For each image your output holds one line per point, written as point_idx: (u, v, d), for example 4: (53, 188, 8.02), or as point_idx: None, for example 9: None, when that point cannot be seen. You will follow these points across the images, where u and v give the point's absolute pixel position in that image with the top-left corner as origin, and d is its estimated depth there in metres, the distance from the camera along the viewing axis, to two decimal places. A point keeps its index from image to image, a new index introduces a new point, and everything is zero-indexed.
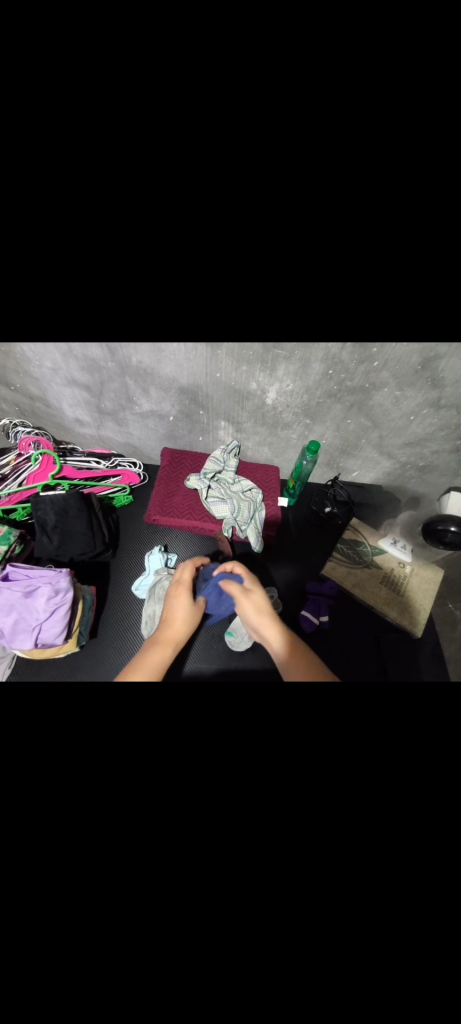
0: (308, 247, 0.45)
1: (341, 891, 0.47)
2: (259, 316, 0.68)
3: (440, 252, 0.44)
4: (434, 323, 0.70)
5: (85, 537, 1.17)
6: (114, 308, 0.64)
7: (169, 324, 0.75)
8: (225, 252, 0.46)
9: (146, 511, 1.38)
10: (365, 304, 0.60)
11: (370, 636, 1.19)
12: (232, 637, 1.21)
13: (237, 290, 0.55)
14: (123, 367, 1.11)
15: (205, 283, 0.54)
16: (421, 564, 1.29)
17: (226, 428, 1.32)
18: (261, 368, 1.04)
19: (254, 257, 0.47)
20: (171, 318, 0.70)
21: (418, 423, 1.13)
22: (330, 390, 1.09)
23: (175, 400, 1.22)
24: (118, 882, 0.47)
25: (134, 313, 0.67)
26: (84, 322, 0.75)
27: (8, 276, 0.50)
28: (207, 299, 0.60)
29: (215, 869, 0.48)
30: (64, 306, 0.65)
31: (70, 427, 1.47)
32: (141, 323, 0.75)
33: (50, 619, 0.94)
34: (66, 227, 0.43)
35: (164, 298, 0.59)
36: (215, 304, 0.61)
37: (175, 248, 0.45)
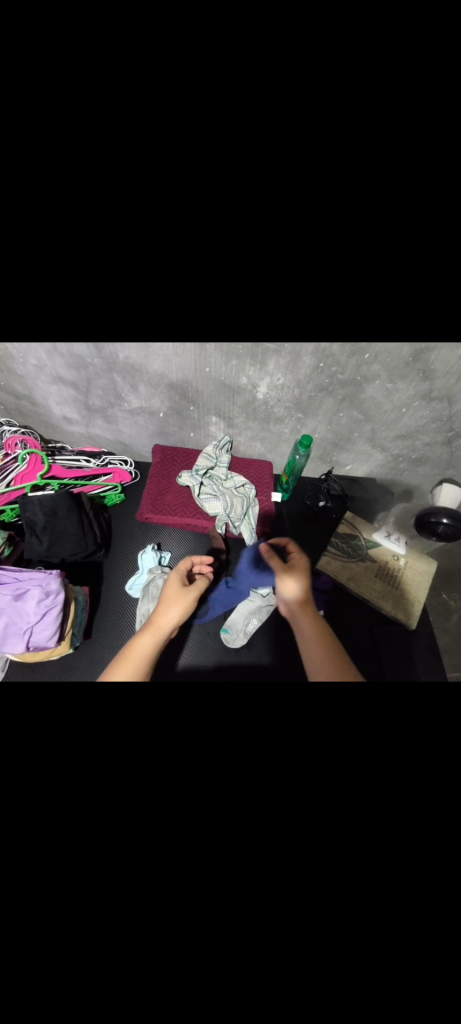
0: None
1: (339, 882, 0.47)
2: (246, 309, 0.67)
3: None
4: (423, 313, 0.70)
5: (76, 536, 1.17)
6: (97, 303, 0.62)
7: (155, 319, 0.73)
8: (210, 238, 0.48)
9: (139, 508, 1.37)
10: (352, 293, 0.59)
11: (365, 631, 1.20)
12: (228, 634, 1.21)
13: (220, 268, 0.54)
14: (110, 364, 1.09)
15: None
16: (415, 559, 1.29)
17: (217, 423, 1.31)
18: (251, 362, 1.02)
19: None
20: (156, 313, 0.69)
21: (410, 415, 1.12)
22: (322, 384, 1.08)
23: (165, 396, 1.20)
24: (117, 881, 0.47)
25: (118, 308, 0.66)
26: (68, 319, 0.74)
27: None
28: (192, 292, 0.59)
29: (212, 867, 0.48)
30: (45, 302, 0.64)
31: (58, 426, 1.45)
32: (125, 319, 0.73)
33: (42, 620, 0.93)
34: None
35: (148, 292, 0.58)
36: (201, 298, 0.60)
37: None
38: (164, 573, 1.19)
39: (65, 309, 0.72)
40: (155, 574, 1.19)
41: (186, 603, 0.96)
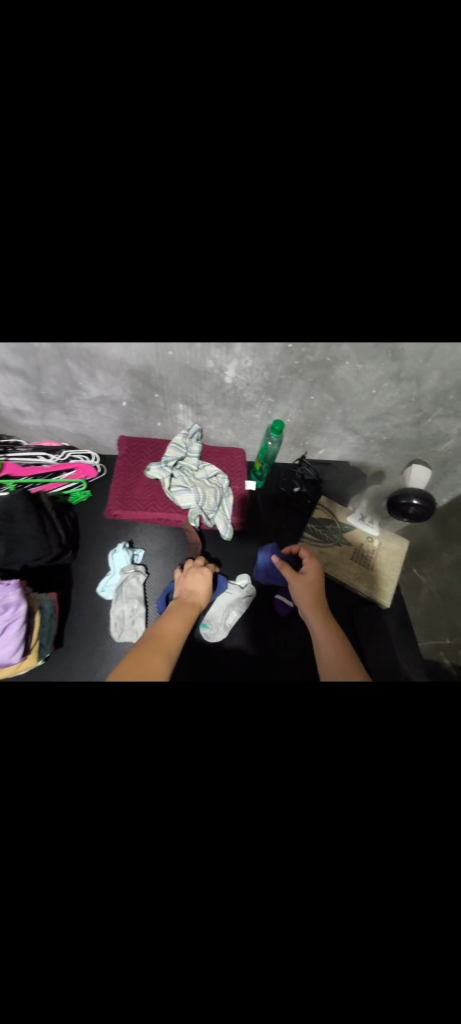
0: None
1: (326, 862, 0.49)
2: (205, 285, 0.63)
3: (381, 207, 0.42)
4: (389, 292, 0.69)
5: (39, 542, 1.11)
6: (43, 279, 0.56)
7: (111, 298, 0.67)
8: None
9: (107, 505, 1.31)
10: (316, 269, 0.57)
11: (345, 612, 1.22)
12: (208, 630, 1.18)
13: (175, 247, 0.51)
14: (62, 349, 1.00)
15: (140, 245, 0.48)
16: (388, 539, 1.32)
17: (185, 411, 1.26)
18: (217, 345, 0.98)
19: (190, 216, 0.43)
20: (113, 289, 0.64)
21: (380, 397, 1.13)
22: (291, 367, 1.05)
23: (127, 384, 1.13)
24: (103, 888, 0.46)
25: (61, 288, 0.59)
26: (13, 297, 0.67)
27: None
28: (147, 267, 0.55)
29: (202, 863, 0.47)
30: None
31: (10, 419, 1.33)
32: (78, 297, 0.67)
33: (3, 636, 0.89)
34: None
35: (100, 268, 0.54)
36: (150, 268, 0.54)
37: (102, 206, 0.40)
38: (136, 572, 1.20)
39: (9, 290, 0.65)
40: (128, 573, 1.18)
41: (191, 611, 1.03)
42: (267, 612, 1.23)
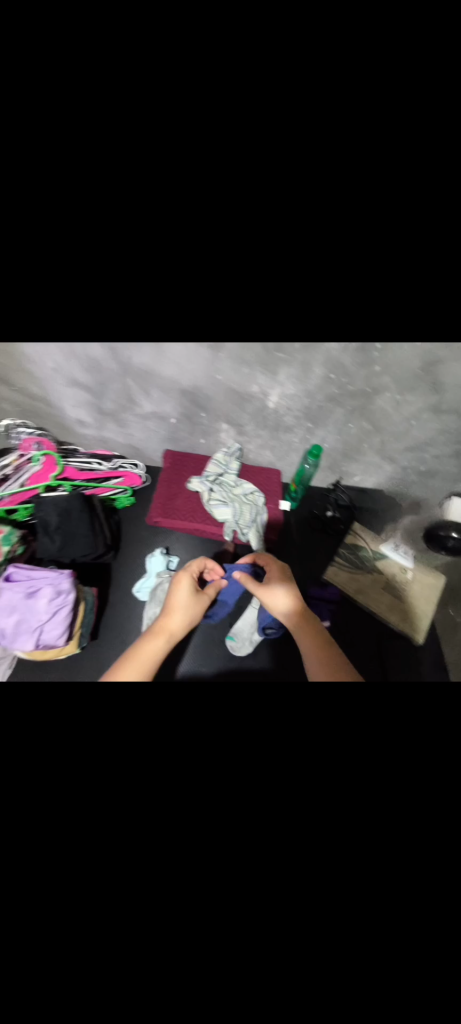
0: (320, 225, 0.42)
1: (339, 898, 0.47)
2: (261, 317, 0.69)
3: None
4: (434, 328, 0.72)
5: (87, 538, 1.19)
6: (123, 306, 0.65)
7: (176, 325, 0.76)
8: (228, 232, 0.45)
9: (148, 512, 1.39)
10: (366, 302, 0.60)
11: (372, 641, 1.19)
12: (234, 642, 1.21)
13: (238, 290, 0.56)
14: (124, 368, 1.12)
15: (210, 277, 0.54)
16: (423, 570, 1.29)
17: (227, 431, 1.33)
18: (263, 372, 1.04)
19: (257, 259, 0.49)
20: (179, 317, 0.71)
21: (419, 428, 1.13)
22: (332, 395, 1.09)
23: (177, 402, 1.23)
24: (113, 886, 0.47)
25: (137, 313, 0.68)
26: (93, 323, 0.77)
27: None
28: (214, 289, 0.61)
29: (212, 875, 0.47)
30: (74, 308, 0.67)
31: (71, 427, 1.47)
32: (147, 323, 0.76)
33: (53, 619, 0.94)
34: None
35: (172, 298, 0.61)
36: (216, 301, 0.61)
37: (182, 253, 0.48)
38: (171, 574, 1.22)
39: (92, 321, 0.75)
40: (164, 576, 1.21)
41: (200, 609, 0.95)
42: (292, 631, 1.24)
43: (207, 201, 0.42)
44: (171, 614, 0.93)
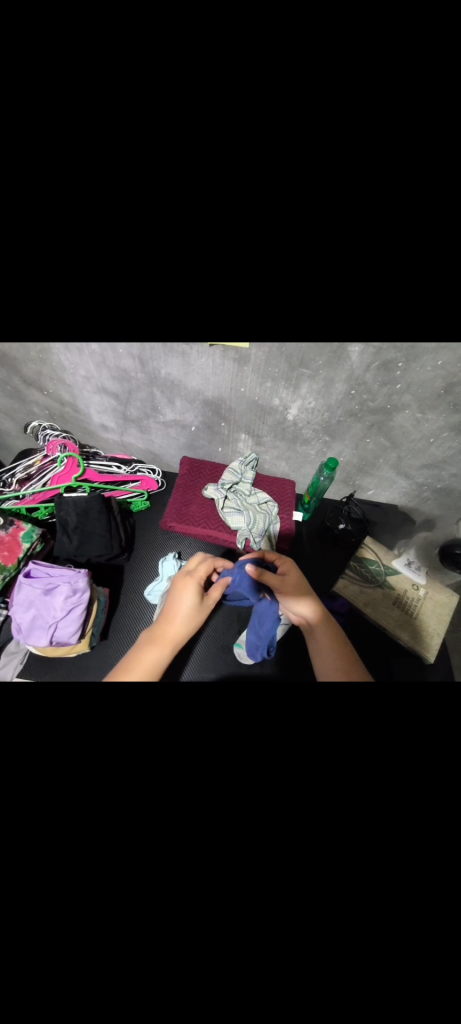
0: (359, 260, 0.45)
1: None
2: (289, 331, 0.70)
3: (455, 281, 0.47)
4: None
5: (103, 538, 1.21)
6: (154, 320, 0.66)
7: (203, 334, 0.76)
8: (273, 262, 0.47)
9: (163, 515, 1.40)
10: (396, 320, 0.60)
11: (380, 652, 1.19)
12: (241, 650, 1.21)
13: (271, 309, 0.58)
14: (152, 379, 1.15)
15: (243, 298, 0.55)
16: (435, 587, 1.26)
17: (245, 440, 1.35)
18: (284, 385, 1.06)
19: (291, 283, 0.50)
20: (207, 328, 0.72)
21: (438, 446, 1.13)
22: (352, 410, 1.10)
23: (199, 411, 1.25)
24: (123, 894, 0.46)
25: (170, 326, 0.70)
26: (122, 334, 0.79)
27: (66, 294, 0.54)
28: (247, 314, 0.62)
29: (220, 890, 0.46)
30: (109, 321, 0.69)
31: (95, 431, 1.51)
32: (175, 333, 0.77)
33: (67, 617, 0.95)
34: (113, 241, 0.43)
35: (205, 313, 0.62)
36: (247, 318, 0.62)
37: (222, 276, 0.49)
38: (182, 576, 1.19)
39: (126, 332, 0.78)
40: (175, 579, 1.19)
41: (200, 617, 0.96)
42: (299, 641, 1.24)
43: (251, 225, 0.42)
44: (171, 621, 0.93)
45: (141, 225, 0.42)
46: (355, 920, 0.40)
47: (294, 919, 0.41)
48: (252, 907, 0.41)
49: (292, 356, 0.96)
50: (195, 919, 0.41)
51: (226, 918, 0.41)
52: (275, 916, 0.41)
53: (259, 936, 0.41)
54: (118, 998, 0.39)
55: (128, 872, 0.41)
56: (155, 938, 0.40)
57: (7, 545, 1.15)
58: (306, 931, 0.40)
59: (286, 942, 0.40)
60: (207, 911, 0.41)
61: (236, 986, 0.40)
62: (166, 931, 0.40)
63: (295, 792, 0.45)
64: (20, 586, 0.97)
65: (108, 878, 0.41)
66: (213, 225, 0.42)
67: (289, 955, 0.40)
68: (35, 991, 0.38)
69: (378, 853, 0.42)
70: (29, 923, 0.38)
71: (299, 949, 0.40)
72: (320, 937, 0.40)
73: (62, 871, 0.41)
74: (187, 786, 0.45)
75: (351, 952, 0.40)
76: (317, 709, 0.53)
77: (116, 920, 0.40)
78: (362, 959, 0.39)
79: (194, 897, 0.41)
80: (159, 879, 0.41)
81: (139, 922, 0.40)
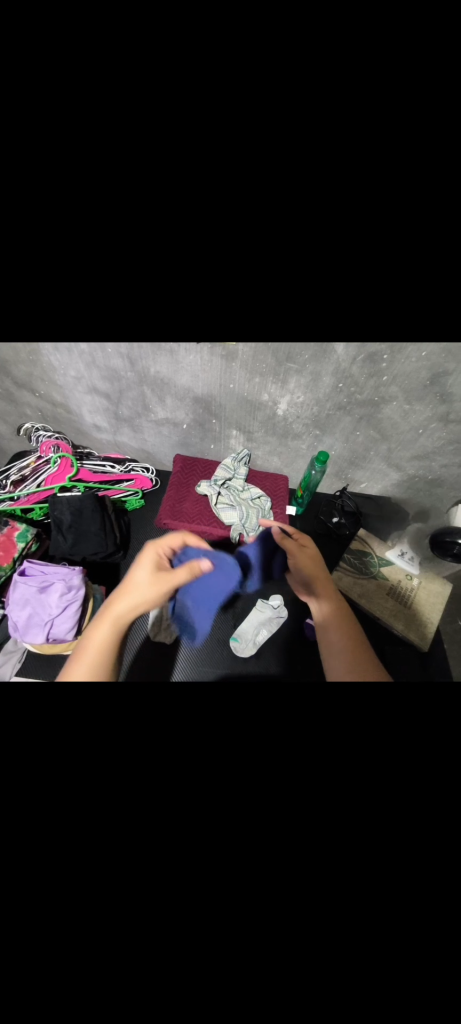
0: (336, 259, 0.46)
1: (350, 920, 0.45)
2: (272, 322, 0.70)
3: (424, 274, 0.47)
4: (443, 330, 0.71)
5: (97, 537, 1.21)
6: (137, 316, 0.65)
7: (188, 328, 0.76)
8: (249, 261, 0.47)
9: (158, 513, 1.41)
10: (375, 312, 0.60)
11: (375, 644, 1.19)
12: (237, 642, 1.23)
13: (254, 306, 0.59)
14: (141, 377, 1.15)
15: (223, 292, 0.55)
16: (428, 578, 1.27)
17: (237, 437, 1.36)
18: (273, 380, 1.07)
19: (271, 278, 0.50)
20: (190, 323, 0.71)
21: (427, 437, 1.14)
22: (340, 404, 1.11)
23: (189, 409, 1.26)
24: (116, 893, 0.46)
25: (153, 323, 0.69)
26: (106, 331, 0.78)
27: (46, 293, 0.54)
28: (230, 309, 0.62)
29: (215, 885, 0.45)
30: (88, 318, 0.68)
31: (88, 432, 1.53)
32: (158, 328, 0.76)
33: (63, 614, 0.96)
34: (92, 242, 0.44)
35: (188, 307, 0.61)
36: (231, 313, 0.63)
37: (202, 273, 0.49)
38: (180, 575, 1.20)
39: (110, 330, 0.78)
40: None
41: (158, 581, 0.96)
42: (294, 634, 1.25)
43: (227, 223, 0.42)
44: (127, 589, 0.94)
45: (115, 223, 0.42)
46: (339, 895, 0.41)
47: (287, 904, 0.41)
48: (241, 888, 0.42)
49: (279, 352, 0.97)
50: (190, 906, 0.41)
51: (212, 907, 0.41)
52: (267, 901, 0.41)
53: (252, 921, 0.41)
54: (109, 984, 0.40)
55: (124, 862, 0.42)
56: (143, 921, 0.41)
57: (1, 545, 1.16)
58: (297, 917, 0.41)
59: (278, 929, 0.41)
60: (197, 893, 0.42)
61: (231, 975, 0.41)
62: (161, 920, 0.41)
63: (281, 770, 0.47)
64: (15, 584, 0.97)
65: (97, 868, 0.42)
66: (190, 224, 0.42)
67: (274, 933, 0.41)
68: (29, 979, 0.39)
69: (360, 824, 0.44)
70: (21, 915, 0.39)
71: (291, 936, 0.41)
72: (304, 919, 0.41)
73: (59, 864, 0.41)
74: (182, 772, 0.46)
75: (341, 936, 0.40)
76: (306, 695, 0.54)
77: (107, 906, 0.41)
78: (353, 943, 0.40)
79: (189, 884, 0.42)
80: (153, 867, 0.42)
81: (134, 911, 0.41)
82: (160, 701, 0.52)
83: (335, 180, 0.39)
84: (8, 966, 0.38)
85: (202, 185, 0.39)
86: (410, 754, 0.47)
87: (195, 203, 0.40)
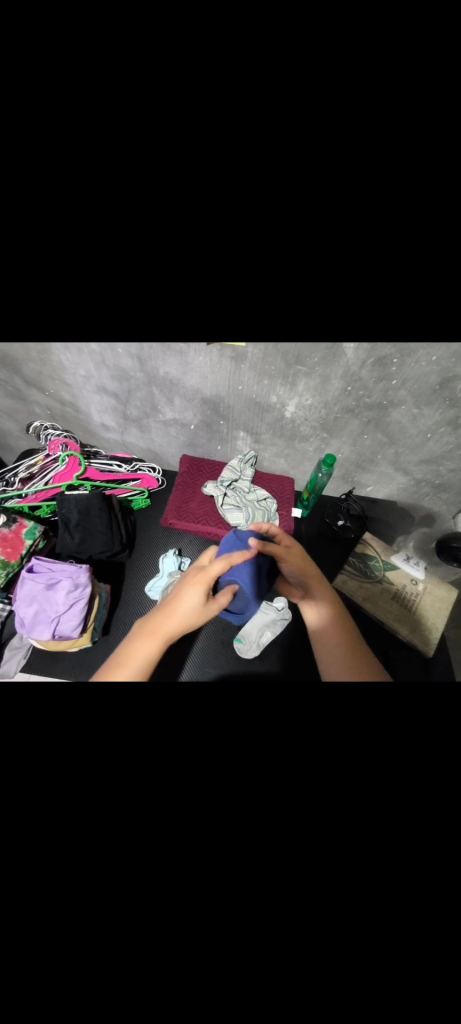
0: (352, 260, 0.46)
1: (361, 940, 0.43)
2: (283, 323, 0.70)
3: (442, 274, 0.47)
4: (455, 331, 0.71)
5: (104, 536, 1.22)
6: (148, 315, 0.65)
7: (198, 328, 0.76)
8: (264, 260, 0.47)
9: (163, 513, 1.41)
10: (388, 313, 0.60)
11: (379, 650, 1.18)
12: (241, 645, 1.22)
13: (267, 306, 0.59)
14: (150, 378, 1.16)
15: (236, 292, 0.55)
16: (435, 583, 1.26)
17: (244, 438, 1.36)
18: (281, 382, 1.07)
19: (285, 277, 0.50)
20: (199, 322, 0.71)
21: (435, 441, 1.13)
22: (348, 406, 1.11)
23: (197, 410, 1.26)
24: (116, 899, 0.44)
25: (163, 322, 0.69)
26: (116, 330, 0.78)
27: (58, 292, 0.55)
28: (242, 309, 0.62)
29: (219, 903, 0.42)
30: (100, 317, 0.68)
31: (96, 431, 1.54)
32: (168, 328, 0.76)
33: (69, 612, 0.97)
34: (104, 246, 0.44)
35: (199, 307, 0.61)
36: (243, 313, 0.63)
37: (216, 273, 0.49)
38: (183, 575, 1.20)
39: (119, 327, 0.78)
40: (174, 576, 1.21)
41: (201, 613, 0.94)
42: (298, 636, 1.25)
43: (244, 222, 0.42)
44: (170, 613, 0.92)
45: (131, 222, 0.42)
46: (344, 899, 0.41)
47: (290, 903, 0.41)
48: (245, 890, 0.42)
49: (289, 353, 0.97)
50: (191, 905, 0.41)
51: (216, 908, 0.41)
52: (268, 903, 0.41)
53: (255, 924, 0.41)
54: (112, 978, 0.40)
55: (127, 857, 0.42)
56: (147, 919, 0.41)
57: (9, 544, 1.16)
58: (298, 920, 0.41)
59: (282, 933, 0.41)
60: (201, 893, 0.42)
61: (235, 968, 0.41)
62: (161, 920, 0.41)
63: (286, 774, 0.46)
64: (23, 583, 0.98)
65: (102, 865, 0.42)
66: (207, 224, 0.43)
67: (278, 936, 0.41)
68: (34, 971, 0.39)
69: (366, 831, 0.43)
70: (28, 907, 0.40)
71: (292, 941, 0.41)
72: (308, 923, 0.41)
73: (61, 861, 0.42)
74: (185, 766, 0.47)
75: (342, 941, 0.40)
76: (312, 697, 0.54)
77: (112, 901, 0.41)
78: (354, 951, 0.40)
79: (192, 880, 0.42)
80: (157, 863, 0.42)
81: (134, 909, 0.41)
82: (166, 701, 0.52)
83: (348, 181, 0.38)
84: (14, 959, 0.38)
85: (214, 187, 0.39)
86: (414, 757, 0.47)
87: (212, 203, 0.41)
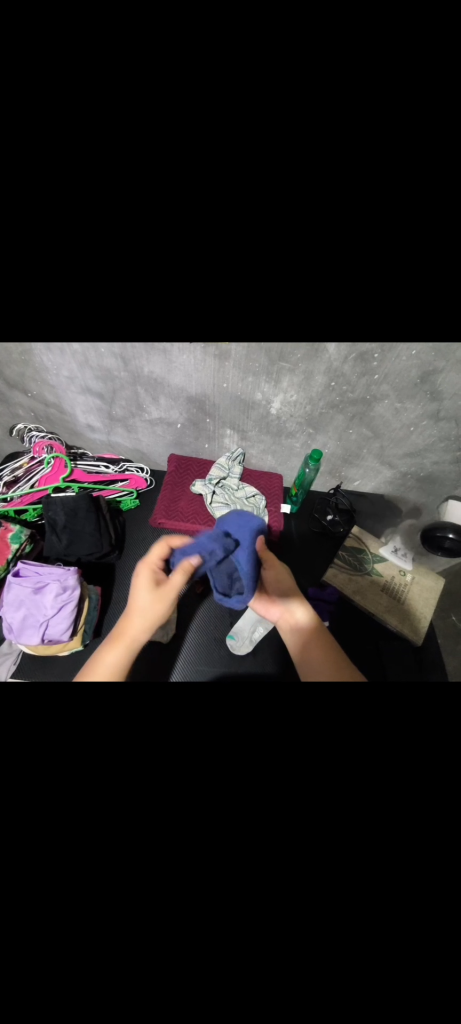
0: (328, 256, 0.46)
1: (362, 937, 0.41)
2: (264, 317, 0.69)
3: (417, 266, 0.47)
4: (433, 324, 0.71)
5: (93, 537, 1.21)
6: (126, 308, 0.64)
7: (179, 325, 0.75)
8: (241, 256, 0.47)
9: (153, 513, 1.41)
10: (367, 303, 0.60)
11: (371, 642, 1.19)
12: (234, 642, 1.23)
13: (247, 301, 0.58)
14: (134, 376, 1.15)
15: (214, 285, 0.54)
16: (422, 575, 1.28)
17: (231, 435, 1.36)
18: (266, 380, 1.08)
19: (263, 271, 0.50)
20: (179, 318, 0.70)
21: (418, 435, 1.16)
22: (332, 402, 1.12)
23: (183, 408, 1.26)
24: (104, 921, 0.40)
25: (138, 313, 0.67)
26: (95, 326, 0.77)
27: (25, 283, 0.53)
28: (221, 304, 0.61)
29: (214, 892, 0.42)
30: (73, 310, 0.67)
31: (81, 432, 1.52)
32: (146, 323, 0.75)
33: (58, 614, 0.95)
34: (80, 237, 0.44)
35: (177, 302, 0.61)
36: (224, 306, 0.62)
37: (193, 266, 0.49)
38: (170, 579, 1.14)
39: (99, 324, 0.76)
40: None
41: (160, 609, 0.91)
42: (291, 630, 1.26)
43: (221, 216, 0.42)
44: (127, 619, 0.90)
45: (104, 212, 0.41)
46: (336, 878, 0.42)
47: (285, 886, 0.42)
48: (241, 877, 0.43)
49: (272, 350, 0.98)
50: (191, 887, 0.42)
51: (211, 898, 0.42)
52: (265, 880, 0.42)
53: (251, 911, 0.42)
54: (109, 974, 0.40)
55: (122, 853, 0.42)
56: (143, 912, 0.41)
57: None
58: (295, 896, 0.42)
59: (278, 919, 0.41)
60: (197, 883, 0.42)
61: (231, 957, 0.41)
62: (161, 903, 0.41)
63: None
64: (10, 586, 0.97)
65: (97, 862, 0.42)
66: (183, 214, 0.42)
67: (273, 922, 0.41)
68: None
69: None
70: None
71: (292, 915, 0.42)
72: (303, 906, 0.42)
73: None
74: None
75: (337, 915, 0.41)
76: (300, 690, 0.55)
77: (109, 897, 0.41)
78: (352, 924, 0.41)
79: (187, 872, 0.42)
80: (153, 856, 0.43)
81: (134, 893, 0.41)
82: (156, 700, 0.52)
83: None
84: None
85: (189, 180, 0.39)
86: None
87: (187, 199, 0.41)
